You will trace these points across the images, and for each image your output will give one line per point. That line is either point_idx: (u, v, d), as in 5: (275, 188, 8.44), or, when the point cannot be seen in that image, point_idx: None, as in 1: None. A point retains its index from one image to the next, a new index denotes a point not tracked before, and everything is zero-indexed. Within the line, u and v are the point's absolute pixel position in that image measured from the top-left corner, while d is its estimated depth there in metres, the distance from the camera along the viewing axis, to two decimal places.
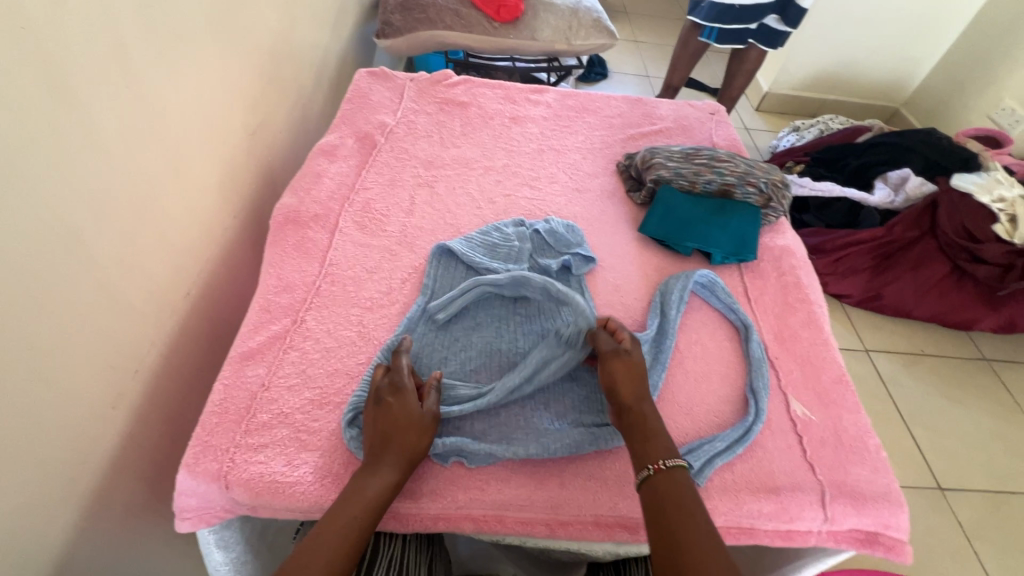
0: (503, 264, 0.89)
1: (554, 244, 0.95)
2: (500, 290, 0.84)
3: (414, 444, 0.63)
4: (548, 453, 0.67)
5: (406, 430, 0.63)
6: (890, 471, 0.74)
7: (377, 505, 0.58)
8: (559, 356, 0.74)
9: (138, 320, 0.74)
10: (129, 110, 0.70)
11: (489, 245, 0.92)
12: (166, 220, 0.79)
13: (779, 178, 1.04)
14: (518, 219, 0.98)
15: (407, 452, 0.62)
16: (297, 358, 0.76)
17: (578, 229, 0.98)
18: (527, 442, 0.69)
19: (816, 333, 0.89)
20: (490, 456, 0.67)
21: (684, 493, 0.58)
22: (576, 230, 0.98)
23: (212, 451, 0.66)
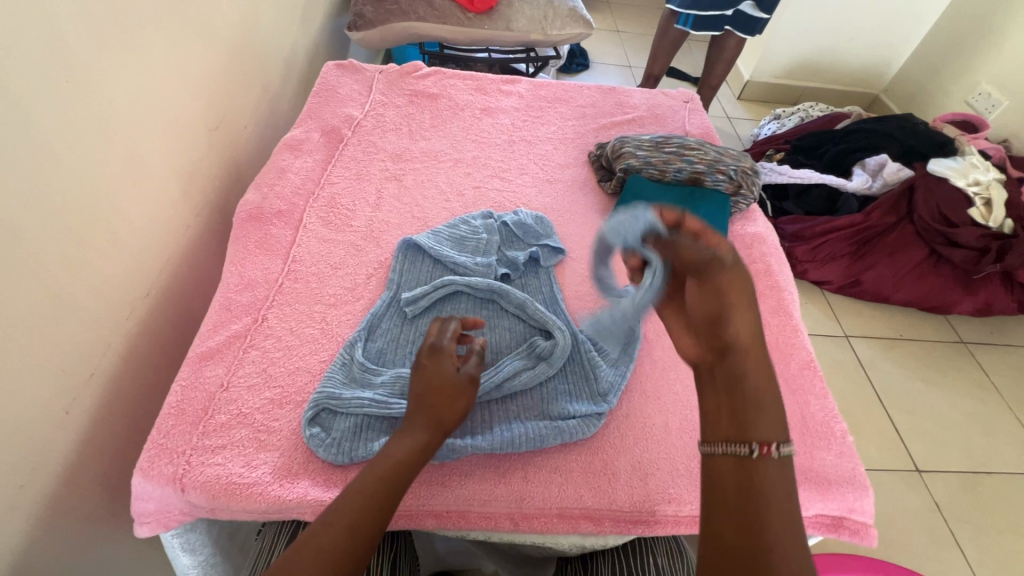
0: (471, 257, 0.88)
1: (524, 236, 0.93)
2: (473, 291, 0.84)
3: (440, 408, 0.61)
4: (512, 447, 0.67)
5: (440, 392, 0.62)
6: (856, 455, 0.74)
7: (403, 466, 0.57)
8: (531, 366, 0.75)
9: (92, 322, 0.72)
10: (71, 107, 0.68)
11: (458, 237, 0.91)
12: (120, 219, 0.77)
13: (750, 165, 1.03)
14: (489, 211, 0.97)
15: (440, 415, 0.61)
16: (257, 357, 0.74)
17: (547, 220, 0.97)
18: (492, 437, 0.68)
19: (785, 320, 0.89)
20: (454, 451, 0.66)
21: (770, 494, 0.46)
22: (545, 221, 0.97)
23: (167, 454, 0.65)
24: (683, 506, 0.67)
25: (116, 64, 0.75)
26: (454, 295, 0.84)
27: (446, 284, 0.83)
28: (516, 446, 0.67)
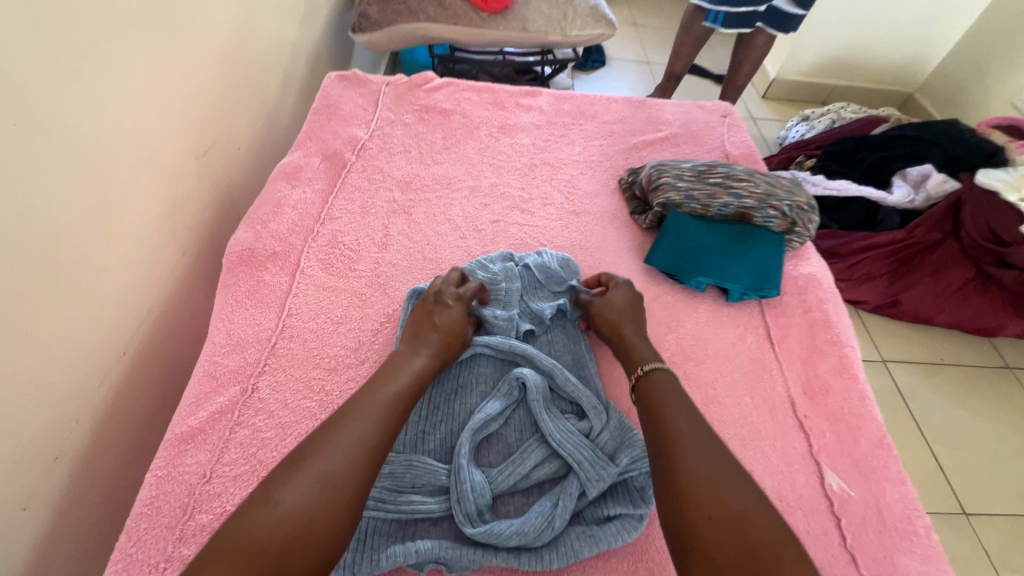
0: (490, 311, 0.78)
1: (546, 279, 0.83)
2: (494, 352, 0.74)
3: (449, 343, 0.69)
4: (540, 562, 0.57)
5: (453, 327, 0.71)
6: (943, 560, 0.63)
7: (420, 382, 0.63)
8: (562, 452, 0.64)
9: (55, 398, 0.62)
10: (26, 152, 0.57)
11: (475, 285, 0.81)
12: (89, 273, 0.67)
13: (806, 198, 0.90)
14: (508, 251, 0.87)
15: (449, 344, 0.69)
16: (246, 437, 0.64)
17: (574, 264, 0.85)
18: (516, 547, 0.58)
19: (850, 383, 0.78)
20: (472, 564, 0.56)
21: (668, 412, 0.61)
22: (571, 265, 0.85)
23: (137, 568, 0.55)
24: None
25: (82, 94, 0.64)
26: (471, 356, 0.74)
27: (463, 344, 0.73)
28: (545, 550, 0.57)
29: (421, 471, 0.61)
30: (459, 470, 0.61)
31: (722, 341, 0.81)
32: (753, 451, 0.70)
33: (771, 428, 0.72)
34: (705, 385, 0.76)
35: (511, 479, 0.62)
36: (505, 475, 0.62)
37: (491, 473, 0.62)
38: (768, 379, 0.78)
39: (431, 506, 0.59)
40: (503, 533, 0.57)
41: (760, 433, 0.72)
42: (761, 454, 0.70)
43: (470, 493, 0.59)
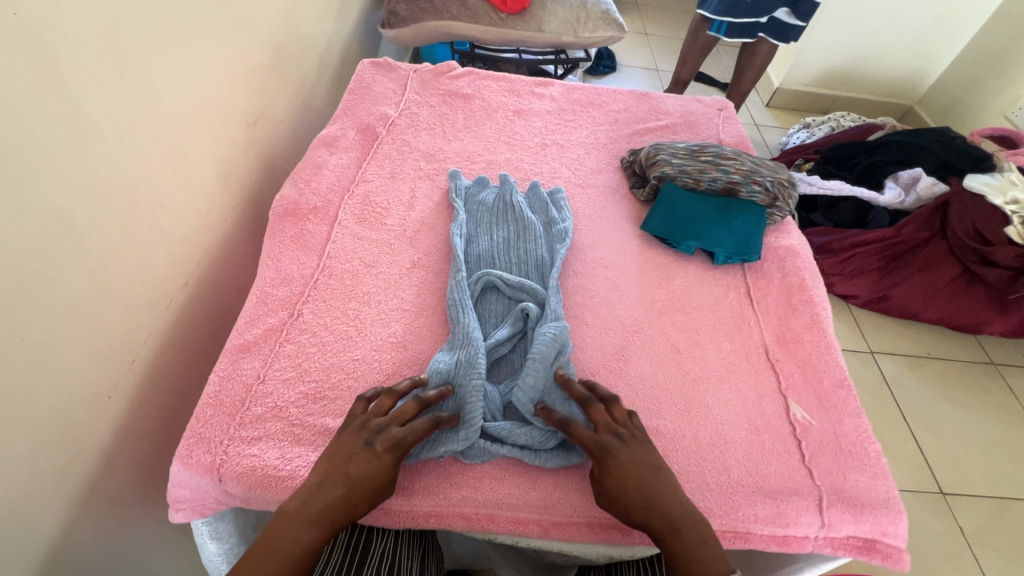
0: (499, 257, 0.91)
1: (545, 206, 1.00)
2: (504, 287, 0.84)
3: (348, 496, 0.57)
4: (540, 457, 0.67)
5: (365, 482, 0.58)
6: (890, 478, 0.73)
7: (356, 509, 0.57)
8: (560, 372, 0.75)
9: (133, 311, 0.74)
10: (120, 99, 0.69)
11: (492, 226, 0.96)
12: (163, 210, 0.79)
13: (787, 177, 1.02)
14: (505, 175, 1.04)
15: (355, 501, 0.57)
16: (293, 351, 0.75)
17: (564, 195, 1.03)
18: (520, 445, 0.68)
19: (819, 336, 0.88)
20: (485, 453, 0.68)
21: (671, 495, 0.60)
22: (562, 197, 1.02)
23: (205, 444, 0.66)
24: (711, 520, 0.67)
25: (163, 57, 0.77)
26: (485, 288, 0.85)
27: (478, 280, 0.84)
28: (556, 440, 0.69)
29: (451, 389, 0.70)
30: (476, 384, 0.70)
31: (707, 296, 0.92)
32: (729, 385, 0.80)
33: (746, 368, 0.83)
34: (690, 331, 0.86)
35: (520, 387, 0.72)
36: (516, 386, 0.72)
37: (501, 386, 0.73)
38: (746, 328, 0.88)
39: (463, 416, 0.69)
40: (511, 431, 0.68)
41: (736, 371, 0.82)
42: (735, 388, 0.80)
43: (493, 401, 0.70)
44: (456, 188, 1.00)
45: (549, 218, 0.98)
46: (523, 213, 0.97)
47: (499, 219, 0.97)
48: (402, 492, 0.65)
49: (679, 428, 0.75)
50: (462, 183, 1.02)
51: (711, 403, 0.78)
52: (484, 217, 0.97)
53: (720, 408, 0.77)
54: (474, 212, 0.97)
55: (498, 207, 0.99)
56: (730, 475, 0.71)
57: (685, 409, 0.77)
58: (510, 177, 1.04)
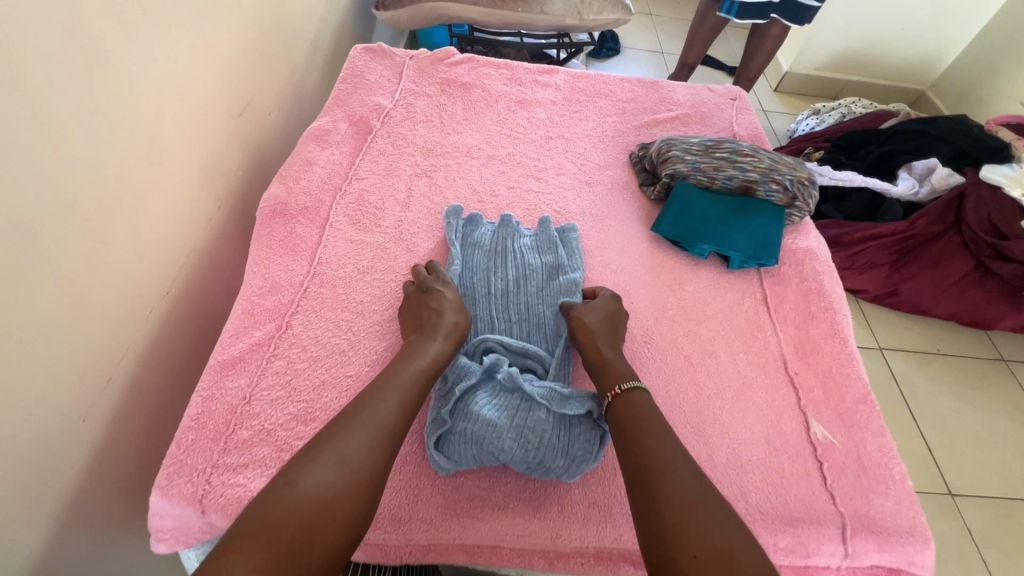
0: (497, 271, 0.85)
1: (553, 245, 0.89)
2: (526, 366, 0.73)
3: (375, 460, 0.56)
4: (566, 439, 0.63)
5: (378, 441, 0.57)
6: (917, 502, 0.69)
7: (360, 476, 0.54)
8: (575, 450, 0.63)
9: (109, 324, 0.69)
10: (89, 97, 0.63)
11: (490, 276, 0.84)
12: (141, 215, 0.73)
13: (807, 174, 0.96)
14: (508, 214, 0.91)
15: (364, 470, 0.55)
16: (282, 367, 0.70)
17: (578, 233, 0.91)
18: (544, 442, 0.62)
19: (840, 346, 0.83)
20: (505, 438, 0.62)
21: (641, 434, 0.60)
22: (576, 234, 0.91)
23: (187, 472, 0.61)
24: None
25: (137, 49, 0.70)
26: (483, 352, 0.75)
27: (477, 344, 0.74)
28: (575, 476, 0.64)
29: (456, 427, 0.63)
30: (474, 414, 0.63)
31: (722, 304, 0.86)
32: (746, 401, 0.76)
33: (765, 383, 0.78)
34: (704, 341, 0.81)
35: (530, 425, 0.63)
36: (528, 421, 0.63)
37: (508, 412, 0.64)
38: (763, 339, 0.83)
39: (476, 455, 0.62)
40: (535, 433, 0.62)
41: (753, 385, 0.78)
42: (753, 404, 0.76)
43: (506, 441, 0.62)
44: (451, 228, 0.88)
45: (558, 262, 0.87)
46: (527, 258, 0.87)
47: (499, 265, 0.85)
48: (399, 526, 0.60)
49: (693, 450, 0.70)
50: (461, 220, 0.90)
51: (727, 420, 0.73)
52: (479, 264, 0.85)
53: (736, 427, 0.73)
54: (470, 257, 0.85)
55: (496, 249, 0.87)
56: (749, 500, 0.67)
57: (700, 428, 0.72)
58: (513, 216, 0.92)
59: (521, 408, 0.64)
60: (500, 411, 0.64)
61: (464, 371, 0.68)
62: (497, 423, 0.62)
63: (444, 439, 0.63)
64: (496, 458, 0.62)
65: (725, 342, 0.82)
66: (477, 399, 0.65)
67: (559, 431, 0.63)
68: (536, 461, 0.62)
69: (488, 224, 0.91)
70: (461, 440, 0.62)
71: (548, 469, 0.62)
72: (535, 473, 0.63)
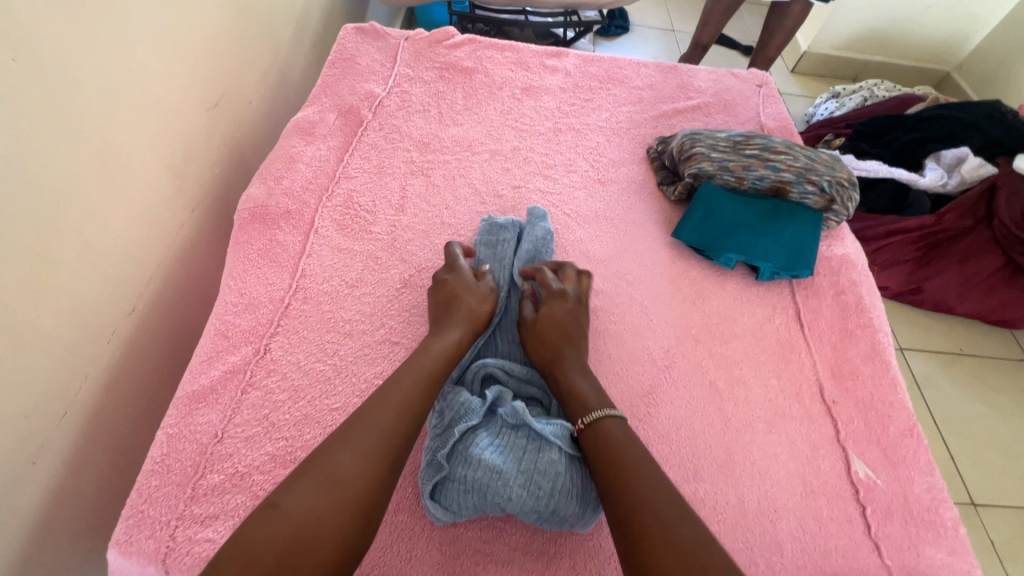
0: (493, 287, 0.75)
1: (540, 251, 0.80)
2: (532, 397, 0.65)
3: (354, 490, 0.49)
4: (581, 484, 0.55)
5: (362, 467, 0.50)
6: (971, 553, 0.61)
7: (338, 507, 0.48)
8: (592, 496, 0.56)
9: (61, 352, 0.61)
10: (20, 93, 0.54)
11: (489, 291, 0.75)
12: (96, 225, 0.64)
13: (847, 175, 0.86)
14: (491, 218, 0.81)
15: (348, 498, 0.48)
16: (259, 399, 0.63)
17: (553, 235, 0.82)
18: (557, 488, 0.55)
19: (882, 369, 0.75)
20: (512, 487, 0.54)
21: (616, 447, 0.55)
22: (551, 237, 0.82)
23: (149, 524, 0.54)
24: None
25: (83, 34, 0.61)
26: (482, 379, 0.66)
27: (475, 370, 0.66)
28: (592, 522, 0.56)
29: (455, 473, 0.55)
30: (474, 459, 0.55)
31: (750, 320, 0.78)
32: (778, 434, 0.68)
33: (799, 413, 0.70)
34: (731, 365, 0.73)
35: (540, 469, 0.55)
36: (537, 464, 0.55)
37: (514, 455, 0.56)
38: (796, 361, 0.75)
39: (479, 504, 0.55)
40: (546, 478, 0.55)
41: (786, 415, 0.70)
42: (786, 437, 0.68)
43: (512, 488, 0.54)
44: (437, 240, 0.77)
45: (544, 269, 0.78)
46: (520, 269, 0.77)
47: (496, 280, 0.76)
48: None
49: (721, 493, 0.62)
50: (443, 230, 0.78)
51: (758, 457, 0.66)
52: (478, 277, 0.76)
53: (768, 465, 0.65)
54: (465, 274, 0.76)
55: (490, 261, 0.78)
56: (784, 553, 0.59)
57: (728, 467, 0.64)
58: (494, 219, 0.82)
59: (529, 449, 0.56)
60: (504, 453, 0.56)
61: (464, 407, 0.60)
62: (502, 468, 0.55)
63: (442, 486, 0.56)
64: (502, 508, 0.55)
65: (754, 366, 0.73)
66: (478, 440, 0.57)
67: (573, 474, 0.56)
68: (548, 509, 0.54)
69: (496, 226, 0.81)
70: (462, 489, 0.55)
71: (562, 518, 0.55)
72: (546, 524, 0.56)
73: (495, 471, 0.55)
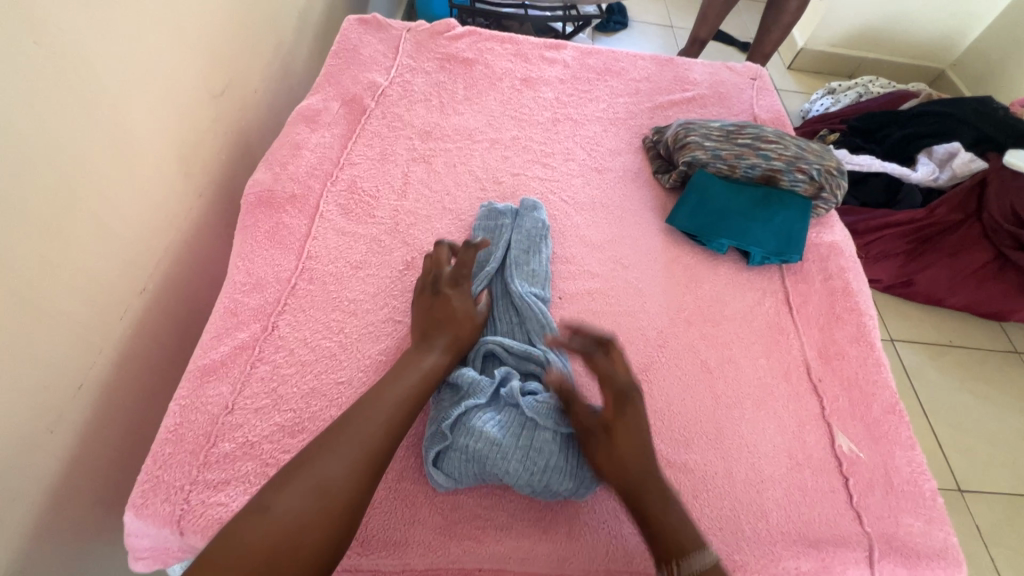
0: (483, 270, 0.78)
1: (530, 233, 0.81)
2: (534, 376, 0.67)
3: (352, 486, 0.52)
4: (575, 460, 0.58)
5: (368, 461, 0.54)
6: (947, 522, 0.64)
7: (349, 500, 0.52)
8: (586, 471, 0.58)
9: (76, 328, 0.63)
10: (37, 76, 0.56)
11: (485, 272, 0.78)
12: (108, 207, 0.66)
13: (836, 164, 0.89)
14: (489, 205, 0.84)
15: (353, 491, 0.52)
16: (267, 373, 0.65)
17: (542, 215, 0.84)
18: (552, 463, 0.57)
19: (866, 350, 0.78)
20: (509, 460, 0.57)
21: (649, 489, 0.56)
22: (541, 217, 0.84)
23: (164, 489, 0.56)
24: None
25: (96, 21, 0.62)
26: (483, 356, 0.69)
27: (477, 346, 0.69)
28: (585, 496, 0.59)
29: (457, 443, 0.58)
30: (477, 431, 0.58)
31: (740, 304, 0.81)
32: (766, 411, 0.71)
33: (786, 391, 0.73)
34: (722, 345, 0.76)
35: (538, 445, 0.58)
36: (535, 441, 0.58)
37: (512, 431, 0.58)
38: (785, 343, 0.77)
39: (478, 473, 0.58)
40: (543, 453, 0.57)
41: (774, 393, 0.73)
42: (773, 414, 0.71)
43: (511, 462, 0.57)
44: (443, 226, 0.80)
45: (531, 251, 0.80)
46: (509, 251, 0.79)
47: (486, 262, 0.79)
48: (393, 549, 0.56)
49: (711, 464, 0.65)
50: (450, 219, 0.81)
51: (745, 431, 0.69)
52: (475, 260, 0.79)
53: (755, 438, 0.68)
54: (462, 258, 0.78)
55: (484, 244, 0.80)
56: (770, 520, 0.62)
57: (717, 441, 0.67)
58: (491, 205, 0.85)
59: (528, 426, 0.59)
60: (505, 429, 0.59)
61: (469, 384, 0.62)
62: (501, 443, 0.57)
63: (443, 456, 0.58)
64: (499, 479, 0.57)
65: (743, 346, 0.76)
66: (480, 414, 0.60)
67: (568, 451, 0.58)
68: (542, 483, 0.57)
69: (491, 215, 0.83)
70: (462, 460, 0.57)
71: (555, 492, 0.58)
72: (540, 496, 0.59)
73: (495, 445, 0.57)
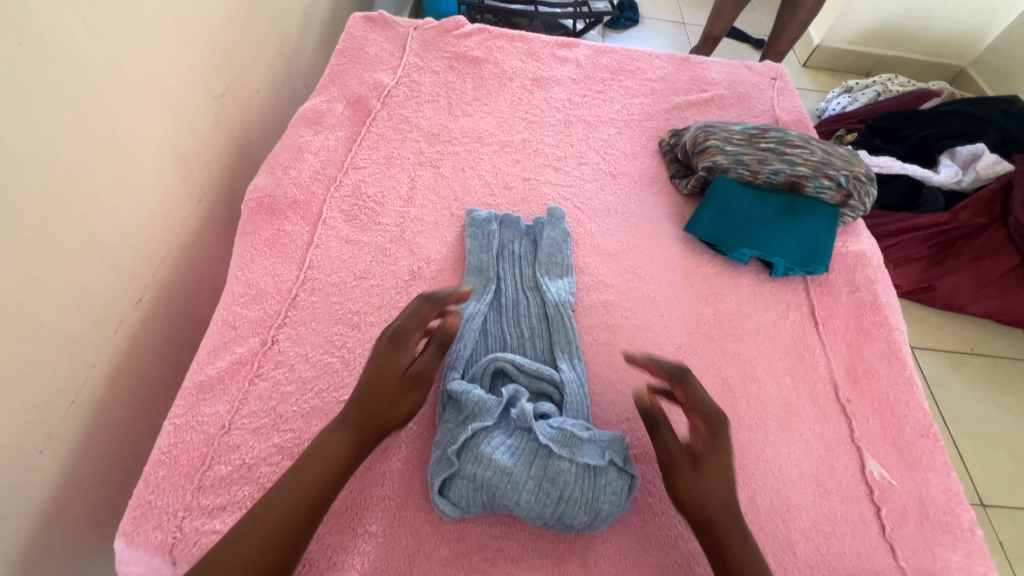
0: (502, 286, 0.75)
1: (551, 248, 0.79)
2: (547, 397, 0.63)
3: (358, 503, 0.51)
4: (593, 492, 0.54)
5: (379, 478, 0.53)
6: (987, 556, 0.60)
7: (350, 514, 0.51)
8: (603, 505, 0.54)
9: (66, 343, 0.60)
10: (25, 79, 0.52)
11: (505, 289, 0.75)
12: (101, 216, 0.63)
13: (865, 169, 0.85)
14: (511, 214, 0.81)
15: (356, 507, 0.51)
16: (266, 390, 0.62)
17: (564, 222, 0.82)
18: (567, 494, 0.53)
19: (897, 368, 0.74)
20: (520, 491, 0.53)
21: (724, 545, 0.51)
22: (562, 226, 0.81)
23: (156, 516, 0.54)
24: None
25: (87, 18, 0.59)
26: (493, 373, 0.65)
27: (485, 360, 0.65)
28: (599, 528, 0.56)
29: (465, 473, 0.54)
30: (485, 458, 0.54)
31: (763, 317, 0.77)
32: (791, 434, 0.67)
33: (813, 412, 0.69)
34: (744, 362, 0.72)
35: (552, 475, 0.54)
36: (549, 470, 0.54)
37: (525, 459, 0.55)
38: (811, 359, 0.73)
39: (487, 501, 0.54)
40: (558, 484, 0.54)
41: (799, 414, 0.69)
42: (799, 437, 0.67)
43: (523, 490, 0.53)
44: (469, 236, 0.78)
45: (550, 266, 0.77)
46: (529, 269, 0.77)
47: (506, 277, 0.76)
48: None
49: (734, 491, 0.61)
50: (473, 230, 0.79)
51: (770, 456, 0.65)
52: (493, 271, 0.75)
53: (781, 464, 0.64)
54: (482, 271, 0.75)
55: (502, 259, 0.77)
56: (797, 553, 0.58)
57: (740, 465, 0.63)
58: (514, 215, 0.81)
59: (541, 453, 0.55)
60: (516, 456, 0.55)
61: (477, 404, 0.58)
62: (512, 472, 0.54)
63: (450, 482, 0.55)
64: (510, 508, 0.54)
65: (766, 363, 0.72)
66: (490, 438, 0.56)
67: (585, 482, 0.54)
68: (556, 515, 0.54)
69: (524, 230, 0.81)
70: (470, 488, 0.54)
71: (568, 524, 0.54)
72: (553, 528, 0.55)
73: (506, 474, 0.54)
